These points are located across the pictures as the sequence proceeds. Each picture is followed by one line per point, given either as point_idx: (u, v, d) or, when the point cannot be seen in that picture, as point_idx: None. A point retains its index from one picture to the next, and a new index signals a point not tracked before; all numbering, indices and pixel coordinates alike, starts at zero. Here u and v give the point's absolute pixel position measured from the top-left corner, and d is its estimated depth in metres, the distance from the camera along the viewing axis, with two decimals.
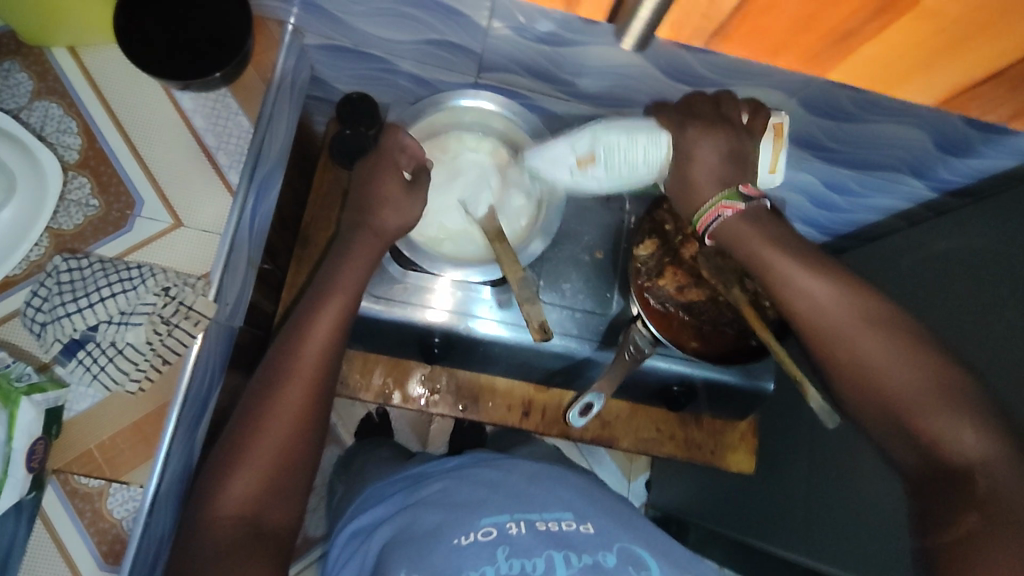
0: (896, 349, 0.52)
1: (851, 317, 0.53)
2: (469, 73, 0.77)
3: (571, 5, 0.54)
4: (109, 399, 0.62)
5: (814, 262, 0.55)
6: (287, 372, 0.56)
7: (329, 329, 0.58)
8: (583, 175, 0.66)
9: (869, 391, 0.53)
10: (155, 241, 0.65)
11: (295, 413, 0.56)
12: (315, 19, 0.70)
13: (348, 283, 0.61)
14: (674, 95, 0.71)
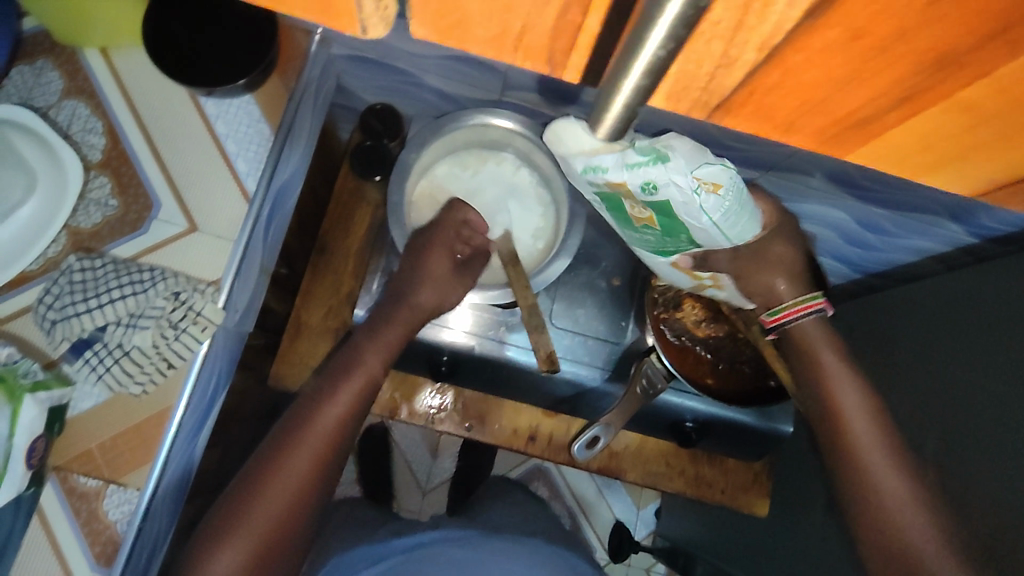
0: (887, 454, 0.62)
1: (865, 412, 0.64)
2: (493, 91, 0.76)
3: (545, 66, 0.33)
4: (112, 400, 0.62)
5: (857, 382, 0.65)
6: (298, 445, 0.61)
7: (345, 412, 0.63)
8: (692, 197, 0.50)
9: (860, 482, 0.62)
10: (168, 244, 0.65)
11: (303, 479, 0.60)
12: (339, 30, 0.69)
13: (372, 359, 0.66)
14: (701, 125, 0.69)
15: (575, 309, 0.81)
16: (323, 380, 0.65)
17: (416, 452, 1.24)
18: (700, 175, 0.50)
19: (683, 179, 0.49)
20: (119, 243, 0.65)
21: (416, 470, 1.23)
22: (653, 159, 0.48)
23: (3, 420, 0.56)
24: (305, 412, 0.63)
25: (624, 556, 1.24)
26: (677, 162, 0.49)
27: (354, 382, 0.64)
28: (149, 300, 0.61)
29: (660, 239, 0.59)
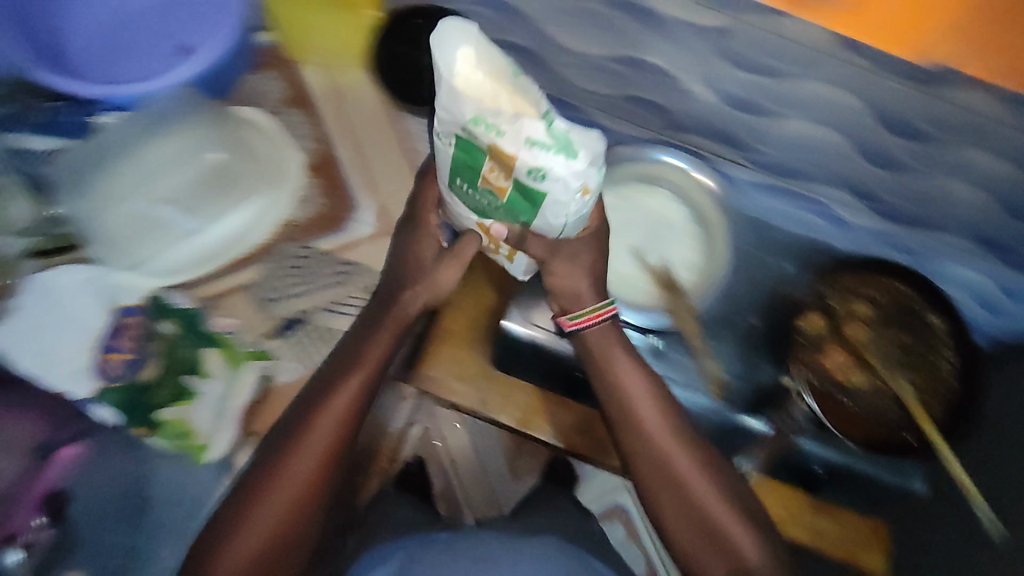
0: (710, 475, 0.60)
1: (638, 413, 0.62)
2: (654, 130, 0.80)
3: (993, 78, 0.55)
4: (309, 374, 0.71)
5: (686, 437, 0.62)
6: (298, 439, 0.58)
7: (347, 405, 0.60)
8: (568, 199, 0.51)
9: (688, 506, 0.59)
10: (363, 242, 0.74)
11: (274, 520, 0.57)
12: (529, 66, 0.78)
13: (344, 389, 0.61)
14: (863, 177, 0.74)
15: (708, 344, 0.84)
16: (299, 412, 0.61)
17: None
18: (588, 177, 0.49)
19: (576, 173, 0.49)
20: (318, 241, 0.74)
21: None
22: (559, 148, 0.47)
23: (222, 382, 0.71)
24: (287, 442, 0.59)
25: None
26: (583, 161, 0.48)
27: (327, 419, 0.60)
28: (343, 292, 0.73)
29: (492, 205, 0.55)
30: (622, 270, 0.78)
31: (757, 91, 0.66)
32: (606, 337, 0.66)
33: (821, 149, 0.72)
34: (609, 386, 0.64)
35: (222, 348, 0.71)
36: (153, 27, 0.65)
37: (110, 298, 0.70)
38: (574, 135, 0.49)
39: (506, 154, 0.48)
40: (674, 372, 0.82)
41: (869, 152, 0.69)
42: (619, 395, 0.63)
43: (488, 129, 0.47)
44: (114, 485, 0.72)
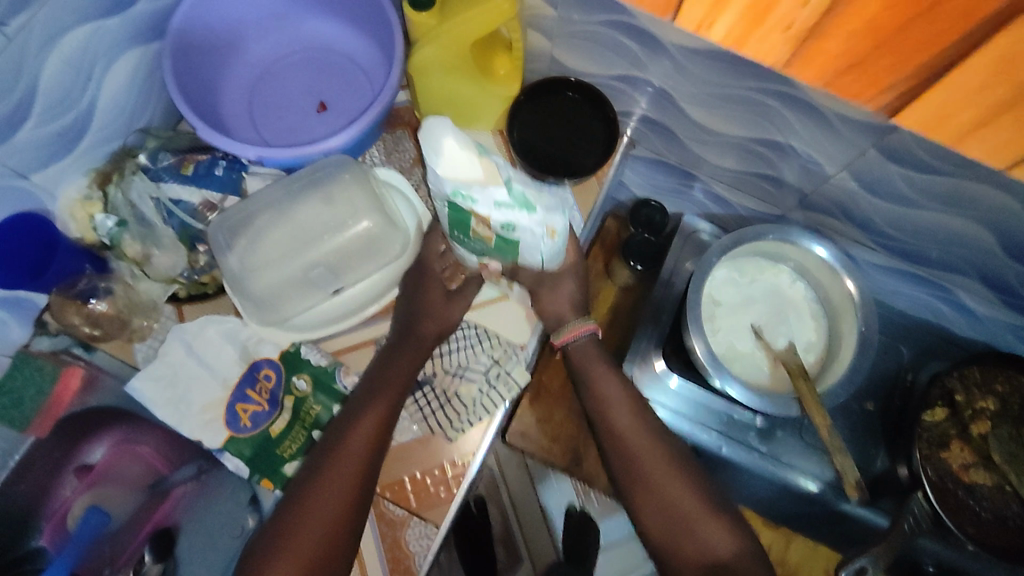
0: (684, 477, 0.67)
1: (637, 423, 0.70)
2: (780, 206, 0.81)
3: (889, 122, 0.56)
4: (426, 438, 0.69)
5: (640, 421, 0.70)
6: (325, 463, 0.61)
7: (366, 434, 0.62)
8: (537, 240, 0.58)
9: (666, 503, 0.66)
10: (488, 305, 0.73)
11: (319, 533, 0.59)
12: (660, 137, 0.79)
13: (375, 402, 0.64)
14: (1004, 272, 0.71)
15: None
16: (334, 427, 0.64)
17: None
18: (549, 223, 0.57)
19: (539, 226, 0.57)
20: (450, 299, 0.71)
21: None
22: (519, 207, 0.55)
23: None
24: (324, 454, 0.62)
25: None
26: (541, 213, 0.56)
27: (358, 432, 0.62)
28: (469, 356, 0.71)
29: (484, 248, 0.62)
30: (740, 349, 0.76)
31: (902, 183, 0.65)
32: (583, 353, 0.73)
33: (959, 240, 0.70)
34: (593, 404, 0.71)
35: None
36: (306, 89, 0.76)
37: (244, 351, 0.68)
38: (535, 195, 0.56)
39: (482, 217, 0.55)
40: (786, 456, 0.80)
41: (1017, 251, 0.67)
42: (602, 403, 0.71)
43: (463, 199, 0.54)
44: (225, 542, 0.70)
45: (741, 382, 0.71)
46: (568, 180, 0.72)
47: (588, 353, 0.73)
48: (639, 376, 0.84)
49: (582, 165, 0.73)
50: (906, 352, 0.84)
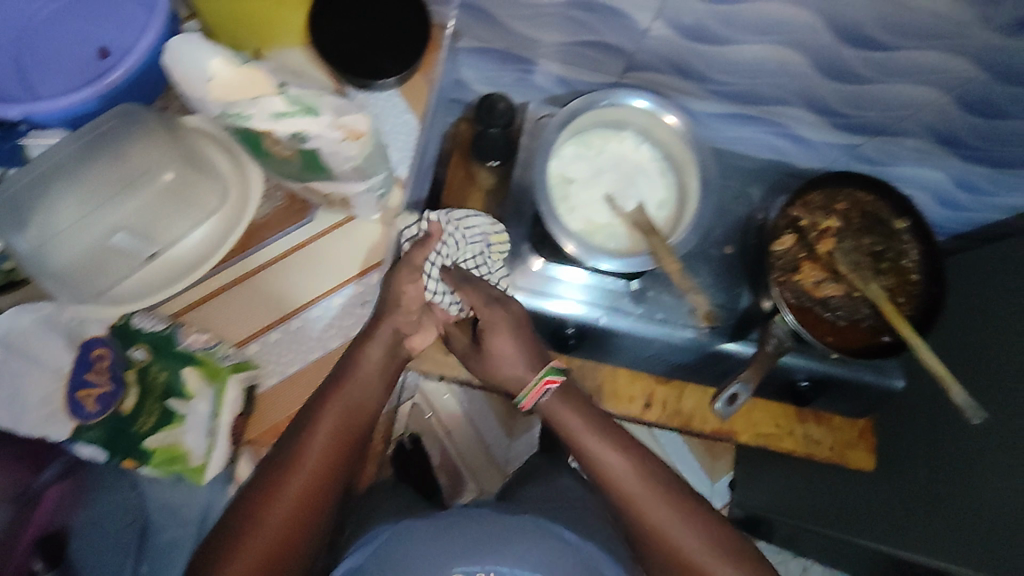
0: (697, 540, 0.65)
1: (652, 489, 0.66)
2: (612, 73, 0.79)
3: None
4: (295, 376, 0.66)
5: (615, 437, 0.68)
6: (262, 496, 0.57)
7: (316, 460, 0.59)
8: (341, 149, 0.50)
9: (676, 566, 0.65)
10: (334, 230, 0.69)
11: (261, 557, 0.54)
12: (478, 22, 0.74)
13: (307, 460, 0.59)
14: (823, 95, 0.74)
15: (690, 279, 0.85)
16: (281, 454, 0.59)
17: (494, 434, 1.26)
18: (347, 123, 0.49)
19: (334, 133, 0.49)
20: (290, 232, 0.68)
21: (495, 453, 1.25)
22: (303, 110, 0.47)
23: (208, 401, 0.62)
24: (258, 491, 0.57)
25: None
26: (330, 113, 0.48)
27: (293, 483, 0.57)
28: (330, 283, 0.68)
29: (297, 170, 0.55)
30: (599, 222, 0.77)
31: (718, 22, 0.65)
32: (554, 410, 0.68)
33: (779, 72, 0.72)
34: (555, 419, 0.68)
35: (200, 364, 0.62)
36: (82, 34, 0.63)
37: (69, 335, 0.63)
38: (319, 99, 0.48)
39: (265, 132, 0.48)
40: (660, 313, 0.84)
41: (828, 70, 0.69)
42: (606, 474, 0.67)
43: (233, 116, 0.46)
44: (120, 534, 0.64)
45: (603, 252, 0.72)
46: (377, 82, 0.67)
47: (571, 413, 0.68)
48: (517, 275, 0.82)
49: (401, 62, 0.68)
50: (756, 193, 0.88)
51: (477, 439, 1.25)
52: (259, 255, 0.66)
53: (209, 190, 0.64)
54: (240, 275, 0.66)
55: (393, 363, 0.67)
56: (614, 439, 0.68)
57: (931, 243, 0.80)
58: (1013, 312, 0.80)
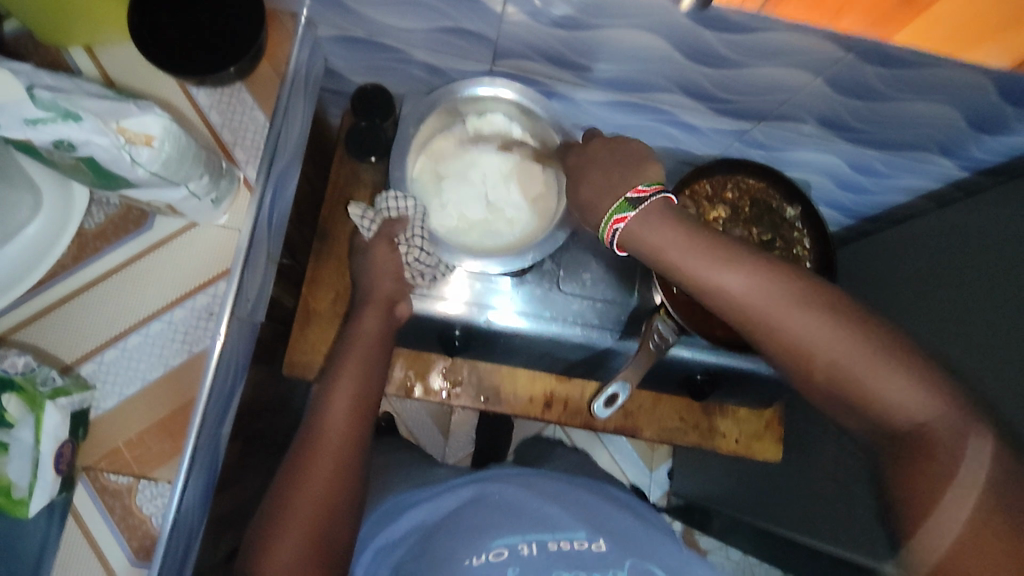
0: (851, 351, 0.51)
1: (778, 303, 0.53)
2: (484, 62, 0.74)
3: None
4: (136, 397, 0.63)
5: (729, 255, 0.55)
6: (315, 443, 0.64)
7: (347, 403, 0.67)
8: (121, 156, 0.47)
9: (833, 385, 0.52)
10: (175, 238, 0.65)
11: (320, 493, 0.62)
12: (328, 11, 0.68)
13: (335, 427, 0.66)
14: (698, 79, 0.70)
15: (580, 273, 0.82)
16: (313, 411, 0.67)
17: (427, 434, 1.22)
18: (125, 127, 0.47)
19: (104, 139, 0.46)
20: (125, 243, 0.64)
21: (430, 449, 1.21)
22: (60, 116, 0.44)
23: (30, 428, 0.58)
24: (313, 423, 0.66)
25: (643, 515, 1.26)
26: (94, 118, 0.45)
27: (324, 458, 0.64)
28: (172, 296, 0.64)
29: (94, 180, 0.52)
30: (473, 218, 0.75)
31: (569, 8, 0.61)
32: (648, 228, 0.56)
33: (649, 57, 0.68)
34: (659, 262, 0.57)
35: (18, 391, 0.57)
36: None
37: None
38: (82, 102, 0.46)
39: (24, 141, 0.45)
40: (551, 311, 0.81)
41: (693, 53, 0.65)
42: (724, 299, 0.55)
43: None
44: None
45: (464, 250, 0.72)
46: (210, 72, 0.62)
47: (661, 229, 0.56)
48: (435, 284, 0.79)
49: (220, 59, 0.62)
50: None
51: (409, 437, 1.21)
52: (94, 267, 0.63)
53: (19, 198, 0.60)
54: (72, 290, 0.63)
55: (390, 329, 0.73)
56: (719, 254, 0.55)
57: (820, 230, 0.79)
58: (909, 296, 0.80)
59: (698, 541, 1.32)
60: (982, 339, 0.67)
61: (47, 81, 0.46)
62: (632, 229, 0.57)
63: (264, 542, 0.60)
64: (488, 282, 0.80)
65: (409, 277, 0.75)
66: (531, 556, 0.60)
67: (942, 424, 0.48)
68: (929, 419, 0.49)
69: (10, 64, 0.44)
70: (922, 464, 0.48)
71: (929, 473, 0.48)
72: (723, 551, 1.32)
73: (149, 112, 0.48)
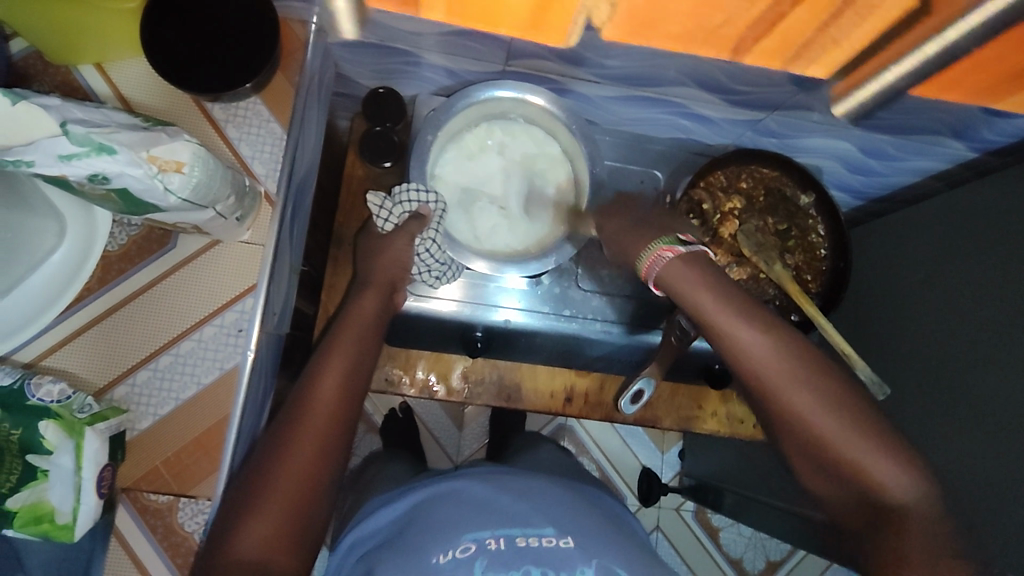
0: (853, 431, 0.51)
1: (788, 368, 0.53)
2: (497, 62, 0.72)
3: (736, 55, 0.61)
4: (171, 416, 0.69)
5: (753, 313, 0.55)
6: (300, 417, 0.56)
7: (340, 378, 0.59)
8: (151, 182, 0.52)
9: (830, 460, 0.51)
10: (198, 257, 0.71)
11: (301, 476, 0.54)
12: (334, 19, 0.65)
13: (325, 400, 0.57)
14: (715, 75, 0.68)
15: (599, 270, 0.82)
16: (300, 386, 0.59)
17: (441, 426, 1.22)
18: (155, 155, 0.51)
19: (136, 168, 0.50)
20: (152, 262, 0.70)
21: (446, 444, 1.22)
22: (94, 150, 0.48)
23: (69, 454, 0.62)
24: (297, 399, 0.58)
25: (654, 500, 1.28)
26: (126, 150, 0.50)
27: (313, 433, 0.56)
28: (200, 314, 0.71)
29: (121, 205, 0.57)
30: (492, 221, 0.76)
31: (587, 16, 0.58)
32: (679, 274, 0.58)
33: (663, 55, 0.65)
34: (686, 300, 0.58)
35: (55, 417, 0.61)
36: None
37: None
38: (115, 134, 0.50)
39: (58, 175, 0.49)
40: (569, 309, 0.81)
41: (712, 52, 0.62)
42: (739, 351, 0.54)
43: (14, 163, 0.47)
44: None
45: (484, 255, 0.73)
46: (225, 88, 0.65)
47: (688, 276, 0.58)
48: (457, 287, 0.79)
49: (237, 78, 0.65)
50: (662, 176, 0.88)
51: (425, 434, 1.21)
52: (120, 288, 0.70)
53: (45, 226, 0.65)
54: (104, 312, 0.69)
55: (387, 312, 0.68)
56: (746, 309, 0.55)
57: (834, 218, 0.80)
58: (921, 279, 0.80)
59: (711, 521, 1.34)
60: (987, 328, 0.70)
61: (78, 115, 0.50)
62: (663, 272, 0.59)
63: (230, 529, 0.52)
64: (490, 281, 0.80)
65: (415, 272, 0.72)
66: (501, 552, 0.53)
67: (920, 510, 0.48)
68: (914, 502, 0.49)
69: (42, 101, 0.48)
70: (895, 546, 0.47)
71: (903, 555, 0.47)
72: (735, 527, 1.34)
73: (177, 139, 0.53)
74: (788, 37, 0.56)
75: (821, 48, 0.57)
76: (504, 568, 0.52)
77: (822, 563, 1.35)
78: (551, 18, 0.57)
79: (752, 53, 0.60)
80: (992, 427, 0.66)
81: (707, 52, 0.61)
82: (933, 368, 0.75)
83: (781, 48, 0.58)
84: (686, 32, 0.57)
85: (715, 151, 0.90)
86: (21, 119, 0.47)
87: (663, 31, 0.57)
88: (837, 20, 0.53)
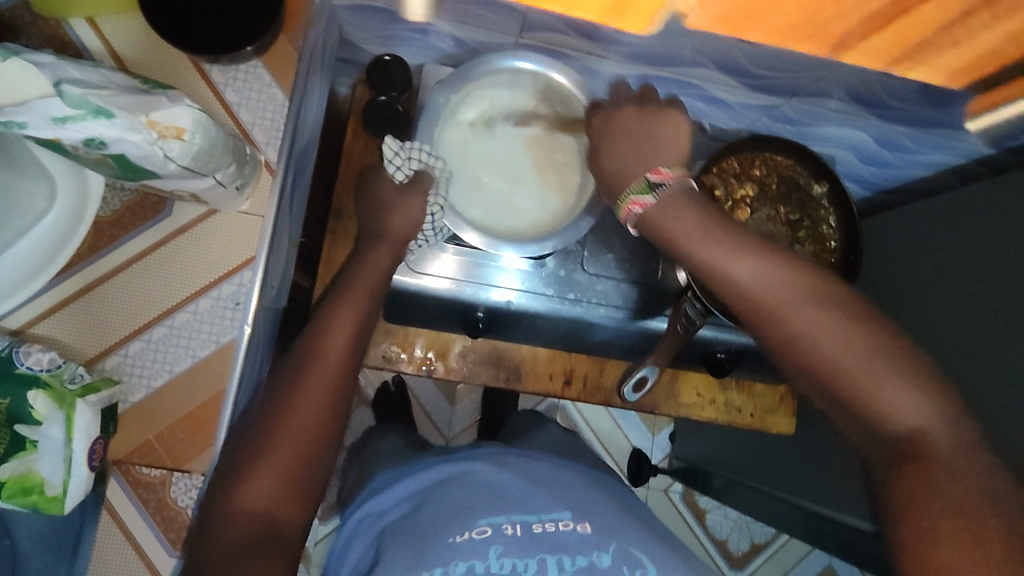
0: (859, 355, 0.48)
1: (789, 291, 0.50)
2: (510, 33, 0.69)
3: (836, 51, 0.56)
4: (167, 387, 0.76)
5: (742, 242, 0.51)
6: (300, 385, 0.54)
7: (344, 348, 0.57)
8: (150, 148, 0.50)
9: (838, 393, 0.48)
10: (192, 224, 0.76)
11: (298, 446, 0.52)
12: None
13: (331, 364, 0.55)
14: (736, 55, 0.65)
15: (603, 254, 0.80)
16: (300, 351, 0.56)
17: (434, 400, 1.22)
18: (155, 120, 0.49)
19: (133, 135, 0.48)
20: (144, 229, 0.76)
21: (437, 419, 1.21)
22: (89, 114, 0.47)
23: (59, 425, 0.65)
24: (296, 364, 0.55)
25: (643, 481, 1.29)
26: (124, 114, 0.48)
27: (314, 391, 0.54)
28: (196, 287, 0.76)
29: (118, 169, 0.55)
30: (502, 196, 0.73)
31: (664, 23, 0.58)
32: (662, 233, 0.53)
33: (684, 34, 0.61)
34: (669, 240, 0.53)
35: (45, 387, 0.65)
36: None
37: None
38: (114, 97, 0.48)
39: (52, 138, 0.47)
40: (574, 292, 0.80)
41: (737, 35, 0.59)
42: (734, 285, 0.51)
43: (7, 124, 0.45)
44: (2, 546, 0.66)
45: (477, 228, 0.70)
46: (219, 52, 0.66)
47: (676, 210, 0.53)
48: (468, 265, 0.77)
49: (236, 41, 0.67)
50: None
51: (417, 408, 1.20)
52: (112, 254, 0.75)
53: (35, 188, 0.68)
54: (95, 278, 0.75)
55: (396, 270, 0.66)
56: (738, 240, 0.52)
57: (848, 208, 0.78)
58: (930, 275, 0.80)
59: (698, 502, 1.35)
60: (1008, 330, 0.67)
61: (73, 74, 0.48)
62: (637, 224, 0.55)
63: (232, 488, 0.51)
64: (489, 261, 0.78)
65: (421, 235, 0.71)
66: (516, 537, 0.52)
67: (939, 435, 0.45)
68: (928, 427, 0.46)
69: (34, 57, 0.46)
70: (918, 476, 0.44)
71: (922, 486, 0.44)
72: (722, 510, 1.36)
73: (177, 105, 0.51)
74: (903, 35, 0.52)
75: (941, 45, 0.54)
76: (518, 555, 0.51)
77: (804, 547, 1.37)
78: (635, 6, 0.52)
79: (855, 50, 0.55)
80: (1000, 421, 0.65)
81: (805, 47, 0.56)
82: (940, 362, 0.74)
83: (893, 47, 0.54)
84: (784, 26, 0.52)
85: (728, 135, 0.87)
86: (14, 75, 0.45)
87: (762, 24, 0.52)
88: (969, 17, 0.48)
